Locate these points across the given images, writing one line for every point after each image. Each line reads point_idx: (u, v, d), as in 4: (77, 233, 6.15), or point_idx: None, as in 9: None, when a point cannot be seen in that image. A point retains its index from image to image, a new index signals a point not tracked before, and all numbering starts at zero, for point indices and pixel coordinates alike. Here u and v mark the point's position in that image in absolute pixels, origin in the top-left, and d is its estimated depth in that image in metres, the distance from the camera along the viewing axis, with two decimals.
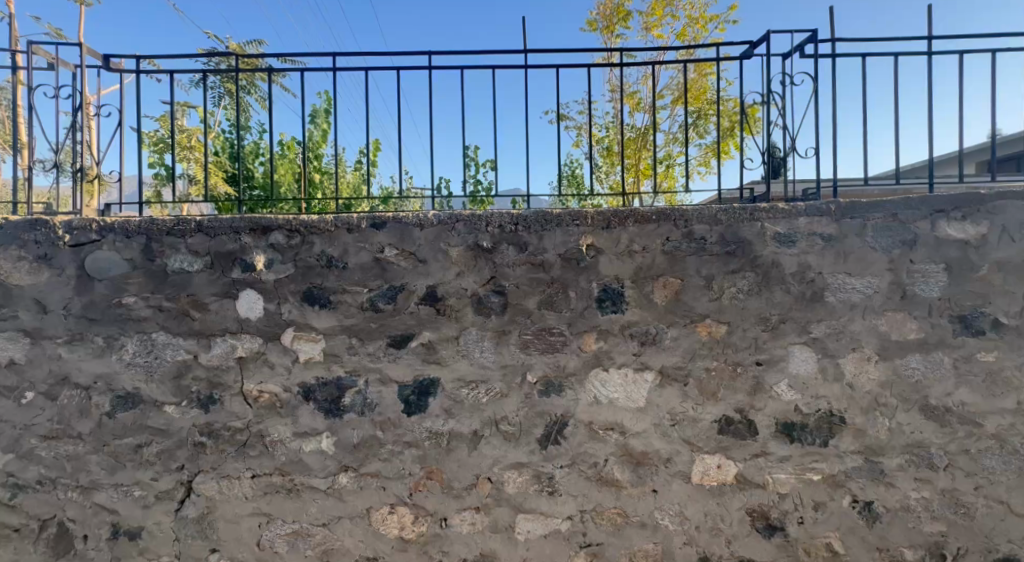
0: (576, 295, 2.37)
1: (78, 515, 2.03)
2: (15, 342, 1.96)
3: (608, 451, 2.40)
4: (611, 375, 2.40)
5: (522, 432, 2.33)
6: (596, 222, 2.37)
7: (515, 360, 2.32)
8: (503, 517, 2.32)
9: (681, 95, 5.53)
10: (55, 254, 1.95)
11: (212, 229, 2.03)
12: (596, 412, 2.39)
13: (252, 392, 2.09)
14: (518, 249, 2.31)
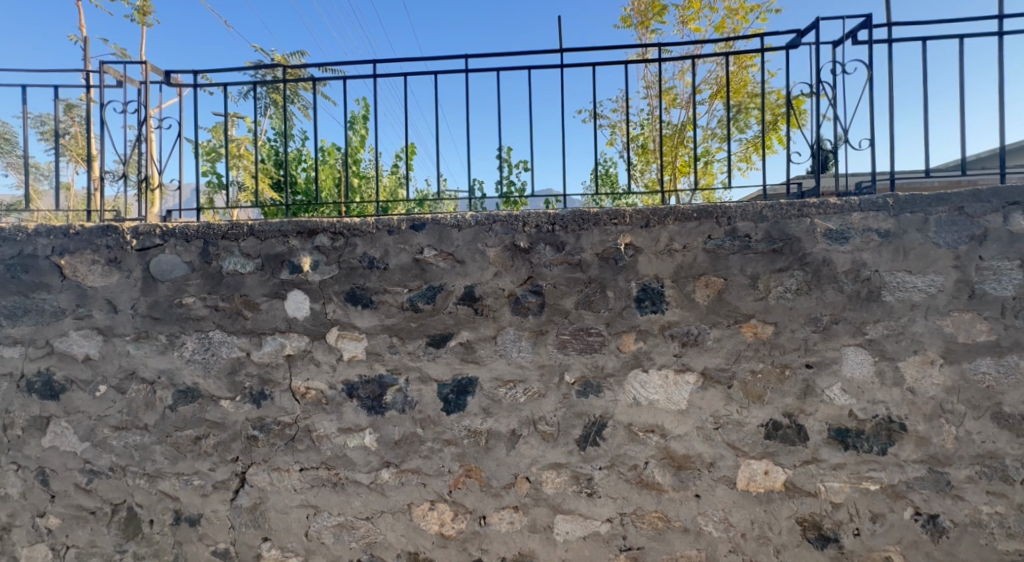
0: (614, 295, 2.36)
1: (145, 501, 2.15)
2: (90, 339, 2.10)
3: (648, 454, 2.37)
4: (651, 376, 2.38)
5: (560, 432, 2.34)
6: (635, 221, 2.35)
7: (552, 360, 2.33)
8: (541, 517, 2.34)
9: (721, 89, 5.37)
10: (123, 258, 2.10)
11: (263, 233, 2.15)
12: (636, 413, 2.37)
13: (300, 389, 2.19)
14: (555, 249, 2.32)
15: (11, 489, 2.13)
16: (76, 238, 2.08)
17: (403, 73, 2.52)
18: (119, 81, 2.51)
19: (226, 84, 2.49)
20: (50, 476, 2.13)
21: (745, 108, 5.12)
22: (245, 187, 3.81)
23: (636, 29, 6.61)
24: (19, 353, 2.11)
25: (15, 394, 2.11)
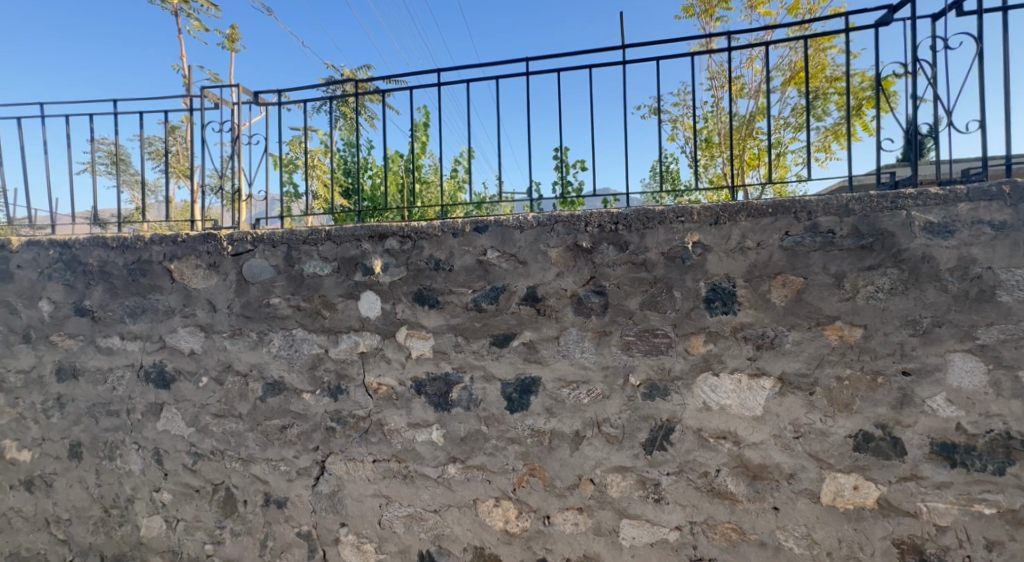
0: (681, 295, 2.29)
1: (240, 482, 2.34)
2: (194, 335, 2.35)
3: (720, 462, 2.27)
4: (722, 380, 2.27)
5: (625, 435, 2.30)
6: (703, 218, 2.27)
7: (616, 361, 2.31)
8: (606, 520, 2.31)
9: (794, 75, 5.00)
10: (221, 262, 2.34)
11: (338, 238, 2.31)
12: (706, 418, 2.28)
13: (372, 384, 2.32)
14: (618, 249, 2.30)
15: (132, 466, 2.37)
16: (182, 246, 2.35)
17: (466, 80, 2.59)
18: (217, 103, 2.79)
19: (306, 101, 2.69)
20: (163, 456, 2.36)
21: (824, 94, 4.73)
22: (318, 195, 3.99)
23: (699, 18, 6.33)
24: (138, 346, 2.37)
25: (136, 382, 2.37)
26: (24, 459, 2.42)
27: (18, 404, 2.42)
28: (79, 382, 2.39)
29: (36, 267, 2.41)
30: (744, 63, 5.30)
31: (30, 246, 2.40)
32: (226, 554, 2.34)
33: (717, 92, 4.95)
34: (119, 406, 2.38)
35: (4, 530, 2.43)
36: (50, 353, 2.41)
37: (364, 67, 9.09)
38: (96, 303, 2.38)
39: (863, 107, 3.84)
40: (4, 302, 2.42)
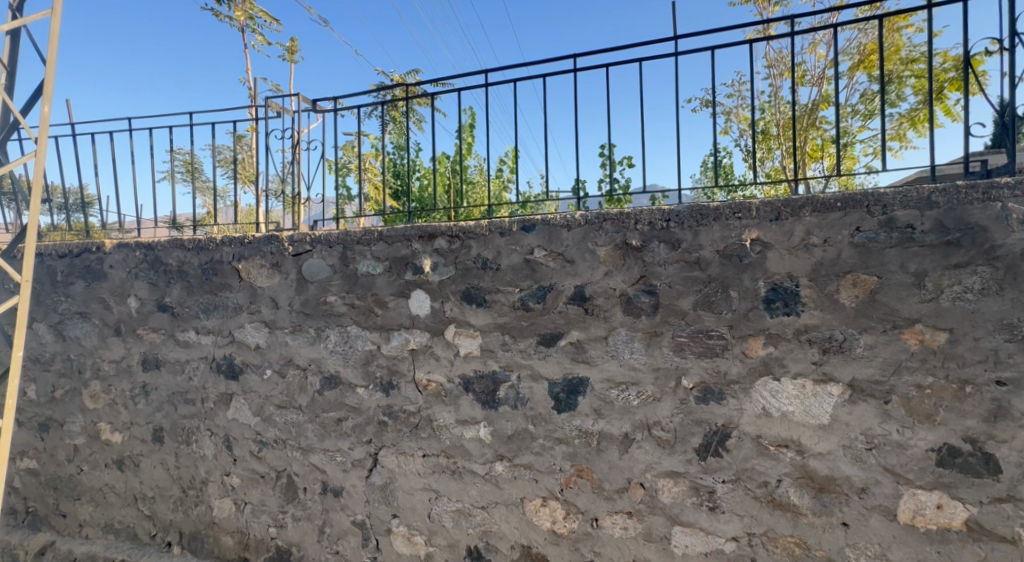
0: (738, 295, 2.17)
1: (300, 471, 2.46)
2: (259, 330, 2.50)
3: (781, 471, 2.14)
4: (783, 385, 2.14)
5: (677, 440, 2.22)
6: (763, 214, 2.14)
7: (668, 362, 2.23)
8: (657, 526, 2.24)
9: (863, 59, 4.59)
10: (283, 262, 2.46)
11: (390, 238, 2.37)
12: (766, 425, 2.15)
13: (422, 381, 2.37)
14: (669, 247, 2.22)
15: (206, 451, 2.55)
16: (249, 247, 2.49)
17: (514, 79, 2.58)
18: (280, 112, 2.94)
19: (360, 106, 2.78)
20: (233, 443, 2.52)
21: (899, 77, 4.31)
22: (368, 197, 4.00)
23: (757, 4, 5.99)
24: (211, 340, 2.55)
25: (209, 373, 2.55)
26: (116, 440, 2.66)
27: (111, 391, 2.67)
28: (161, 372, 2.60)
29: (125, 267, 2.63)
30: (805, 49, 4.91)
31: (120, 248, 2.64)
32: (288, 538, 2.47)
33: (777, 80, 4.61)
34: (195, 395, 2.57)
35: (99, 504, 2.68)
36: (136, 345, 2.63)
37: (409, 73, 9.49)
38: (174, 300, 2.58)
39: (945, 90, 3.43)
40: (100, 299, 2.67)
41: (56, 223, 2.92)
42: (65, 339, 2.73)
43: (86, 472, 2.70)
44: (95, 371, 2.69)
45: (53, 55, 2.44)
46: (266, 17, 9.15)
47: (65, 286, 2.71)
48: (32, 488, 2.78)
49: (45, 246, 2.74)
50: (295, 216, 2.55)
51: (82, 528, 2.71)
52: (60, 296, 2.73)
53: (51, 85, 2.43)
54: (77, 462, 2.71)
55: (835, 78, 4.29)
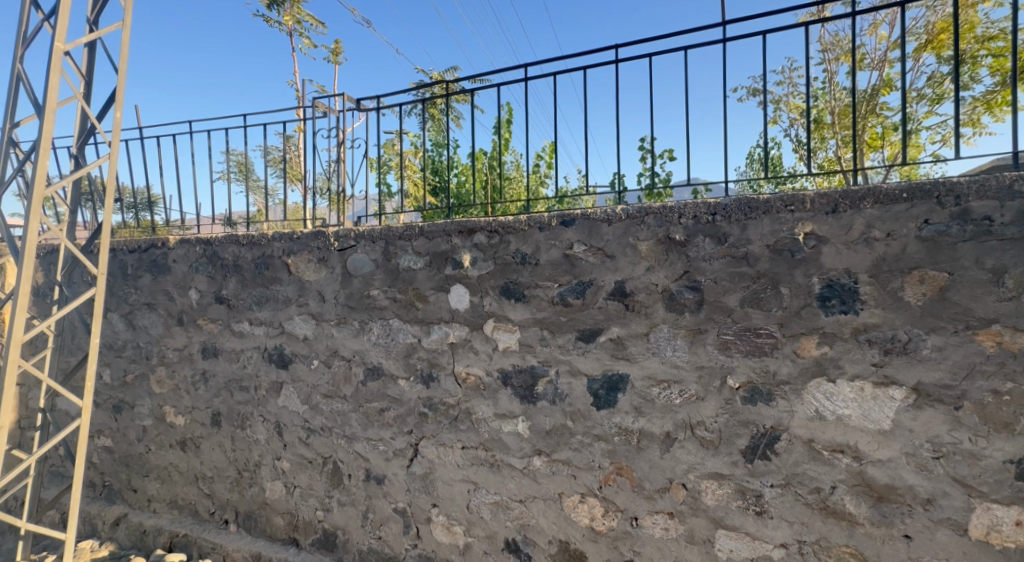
0: (789, 292, 2.06)
1: (345, 458, 2.56)
2: (307, 322, 2.60)
3: (835, 478, 2.02)
4: (838, 388, 2.01)
5: (721, 441, 2.15)
6: (818, 206, 2.03)
7: (712, 361, 2.16)
8: (700, 528, 2.18)
9: (929, 40, 4.25)
10: (329, 257, 2.55)
11: (430, 234, 2.42)
12: (819, 429, 2.04)
13: (462, 373, 2.41)
14: (715, 241, 2.14)
15: (259, 435, 2.69)
16: (298, 242, 2.60)
17: (553, 72, 2.53)
18: (326, 112, 3.03)
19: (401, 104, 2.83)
20: (283, 429, 2.65)
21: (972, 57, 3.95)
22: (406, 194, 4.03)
23: None
24: (263, 331, 2.68)
25: (262, 362, 2.69)
26: (180, 423, 2.85)
27: (174, 377, 2.86)
28: (219, 360, 2.77)
29: (187, 262, 2.81)
30: (864, 31, 4.59)
31: (182, 244, 2.81)
32: (334, 521, 2.57)
33: (834, 64, 4.32)
34: (249, 382, 2.71)
35: (165, 481, 2.88)
36: (197, 334, 2.81)
37: (451, 69, 9.67)
38: (230, 292, 2.73)
39: None
40: (164, 291, 2.86)
41: (127, 220, 3.15)
42: (135, 328, 2.95)
43: (154, 451, 2.91)
44: (161, 357, 2.89)
45: (124, 63, 2.60)
46: (312, 21, 9.51)
47: (134, 279, 2.92)
48: (108, 464, 3.02)
49: (117, 242, 2.96)
50: (339, 213, 2.69)
51: (150, 502, 2.92)
52: (130, 288, 2.93)
53: (123, 92, 2.60)
54: (146, 442, 2.93)
55: (898, 61, 3.99)
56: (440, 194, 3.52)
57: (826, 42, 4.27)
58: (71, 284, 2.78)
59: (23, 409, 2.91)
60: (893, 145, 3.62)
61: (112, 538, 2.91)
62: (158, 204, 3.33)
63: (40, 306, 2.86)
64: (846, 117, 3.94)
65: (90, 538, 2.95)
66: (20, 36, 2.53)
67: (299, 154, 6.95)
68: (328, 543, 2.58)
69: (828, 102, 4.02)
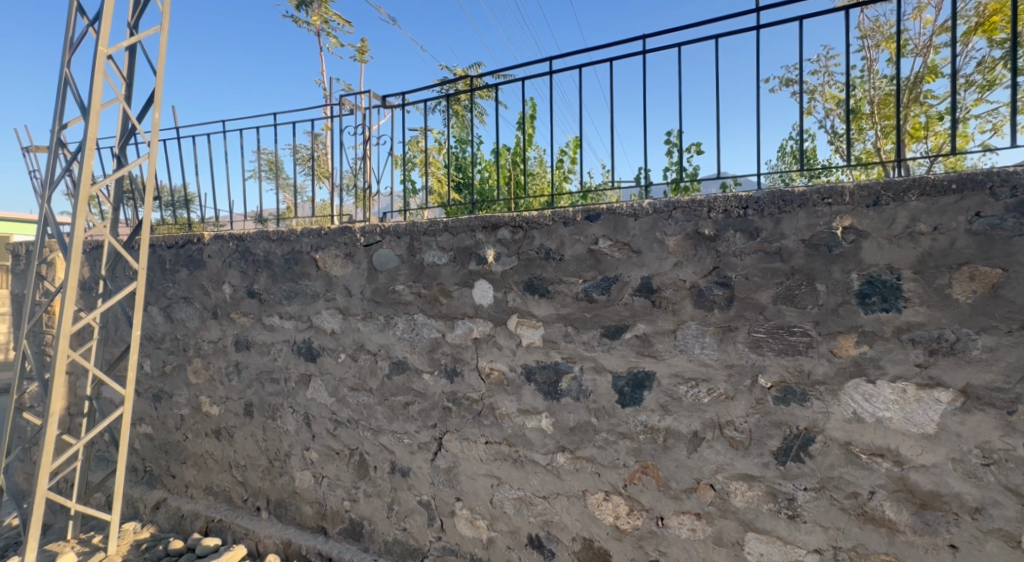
0: (826, 289, 1.99)
1: (371, 450, 2.61)
2: (334, 316, 2.66)
3: (874, 483, 1.93)
4: (878, 389, 1.93)
5: (752, 441, 2.09)
6: (858, 199, 1.94)
7: (743, 359, 2.10)
8: (729, 530, 2.13)
9: (979, 22, 4.02)
10: (355, 253, 2.60)
11: (455, 229, 2.44)
12: (857, 431, 1.96)
13: (485, 369, 2.42)
14: (746, 236, 2.08)
15: (288, 426, 2.77)
16: (325, 238, 2.66)
17: (579, 64, 2.50)
18: (353, 109, 3.08)
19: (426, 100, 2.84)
20: (312, 420, 2.72)
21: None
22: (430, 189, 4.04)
23: None
24: (292, 325, 2.76)
25: (291, 355, 2.76)
26: (214, 413, 2.96)
27: (209, 367, 2.97)
28: (250, 352, 2.86)
29: (221, 257, 2.91)
30: (907, 15, 4.38)
31: (216, 240, 2.91)
32: (360, 511, 2.63)
33: (876, 50, 4.13)
34: (279, 374, 2.79)
35: (201, 468, 3.00)
36: (230, 327, 2.90)
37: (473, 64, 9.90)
38: (261, 287, 2.81)
39: None
40: (200, 285, 2.97)
41: (165, 217, 3.28)
42: (173, 321, 3.07)
43: (191, 439, 3.03)
44: (197, 349, 3.00)
45: (162, 65, 2.71)
46: (340, 21, 9.68)
47: (172, 273, 3.04)
48: (148, 450, 3.16)
49: (156, 238, 3.09)
50: (365, 209, 2.75)
51: (187, 488, 3.05)
52: (168, 282, 3.06)
53: (161, 93, 2.71)
54: (183, 430, 3.05)
55: (943, 46, 3.78)
56: (463, 190, 3.52)
57: (866, 27, 4.08)
58: (114, 278, 2.92)
59: (71, 396, 3.07)
60: (939, 134, 3.44)
61: (152, 521, 3.05)
62: (193, 201, 3.46)
63: (85, 299, 2.99)
64: (886, 105, 3.75)
65: (133, 520, 3.10)
66: (67, 42, 2.67)
67: (326, 152, 7.09)
68: (355, 532, 2.64)
69: (867, 91, 3.84)
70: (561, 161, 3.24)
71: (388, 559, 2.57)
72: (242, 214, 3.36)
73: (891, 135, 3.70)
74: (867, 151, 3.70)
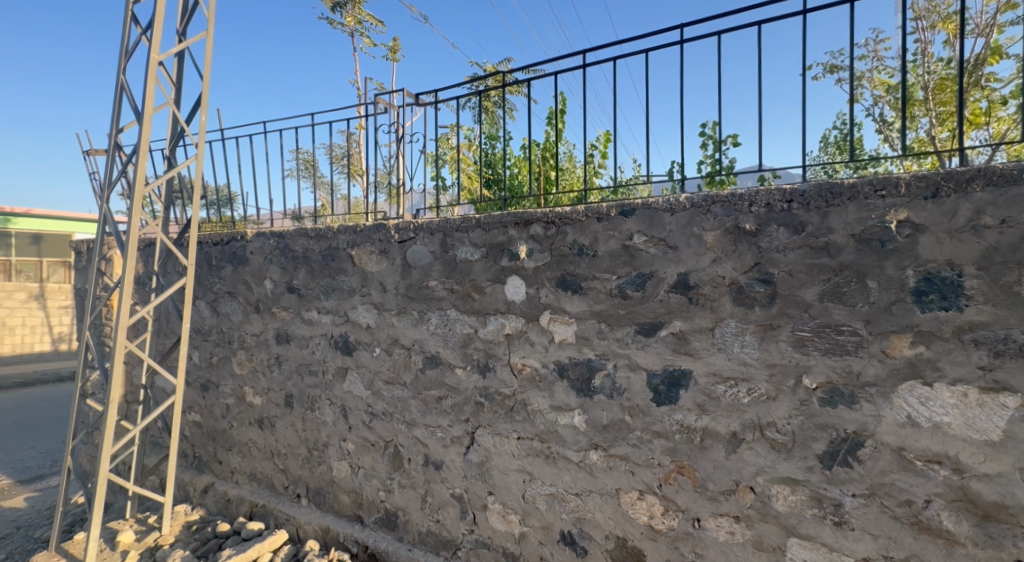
0: (877, 286, 1.88)
1: (405, 442, 2.66)
2: (370, 311, 2.73)
3: (931, 492, 1.81)
4: (936, 392, 1.80)
5: (795, 444, 2.00)
6: (914, 191, 1.83)
7: (785, 359, 2.01)
8: (770, 535, 2.04)
9: None
10: (390, 249, 2.66)
11: (487, 226, 2.45)
12: (911, 437, 1.84)
13: (517, 365, 2.43)
14: (790, 231, 1.99)
15: (326, 417, 2.86)
16: (361, 235, 2.73)
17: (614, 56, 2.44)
18: (388, 108, 3.13)
19: (458, 97, 2.85)
20: (348, 412, 2.80)
21: None
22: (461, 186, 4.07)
23: None
24: (330, 319, 2.84)
25: (328, 349, 2.85)
26: (257, 403, 3.09)
27: (253, 359, 3.10)
28: (291, 345, 2.97)
29: (262, 254, 3.02)
30: None
31: (258, 237, 3.03)
32: (395, 502, 2.69)
33: (933, 30, 3.86)
34: (317, 366, 2.88)
35: (246, 455, 3.14)
36: (271, 321, 3.02)
37: (505, 60, 10.03)
38: (300, 282, 2.91)
39: None
40: (244, 280, 3.10)
41: (211, 216, 3.44)
42: (219, 314, 3.22)
43: (236, 427, 3.17)
44: (241, 342, 3.14)
45: (208, 69, 2.84)
46: (373, 20, 9.85)
47: (217, 269, 3.19)
48: (198, 437, 3.33)
49: (204, 236, 3.25)
50: (398, 206, 2.85)
51: (233, 474, 3.19)
52: (214, 278, 3.21)
53: (208, 97, 2.84)
54: (229, 419, 3.20)
55: (1008, 25, 3.48)
56: (494, 187, 3.51)
57: (921, 6, 3.80)
58: (166, 273, 3.09)
59: (127, 385, 3.29)
60: (1001, 121, 3.20)
61: (201, 504, 3.22)
62: (236, 200, 3.61)
63: (140, 294, 3.19)
64: (943, 90, 3.49)
65: (183, 503, 3.28)
66: (122, 50, 2.83)
67: (360, 152, 7.24)
68: (390, 522, 2.70)
69: (921, 75, 3.58)
70: (592, 156, 3.19)
71: (421, 549, 2.62)
72: (281, 212, 3.47)
73: (947, 122, 3.43)
74: (919, 139, 3.44)
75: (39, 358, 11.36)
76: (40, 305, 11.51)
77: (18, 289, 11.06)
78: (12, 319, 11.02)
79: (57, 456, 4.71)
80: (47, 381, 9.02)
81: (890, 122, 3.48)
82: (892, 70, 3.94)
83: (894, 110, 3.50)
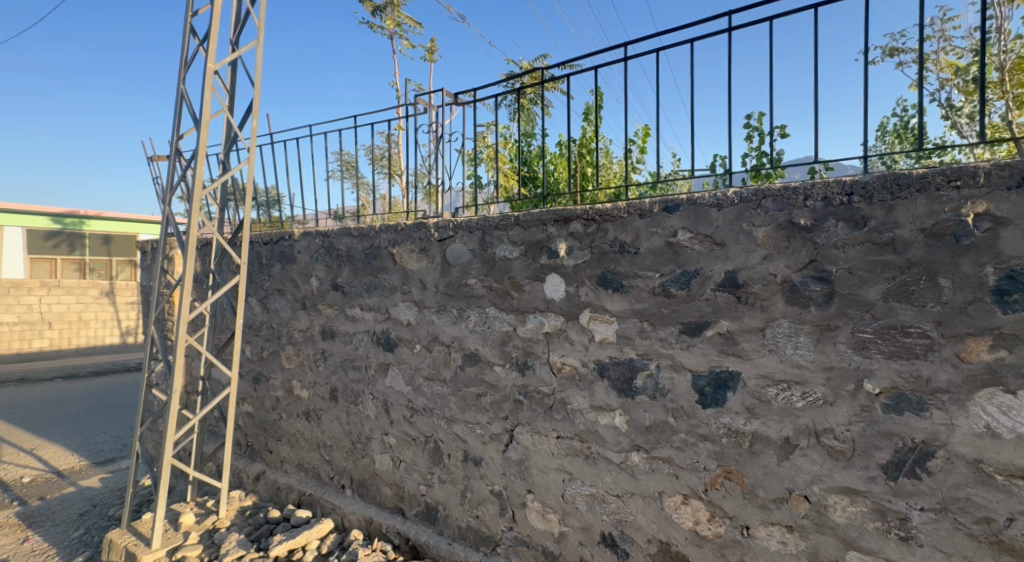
0: (951, 285, 1.71)
1: (445, 438, 2.70)
2: (410, 309, 2.78)
3: (1013, 508, 1.65)
4: (1020, 401, 1.63)
5: (854, 452, 1.86)
6: (995, 182, 1.65)
7: (844, 362, 1.87)
8: (826, 547, 1.92)
9: None
10: (430, 248, 2.69)
11: (526, 223, 2.43)
12: (990, 448, 1.67)
13: (556, 363, 2.40)
14: (850, 226, 1.85)
15: (369, 411, 2.94)
16: (402, 234, 2.78)
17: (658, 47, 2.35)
18: (428, 107, 3.15)
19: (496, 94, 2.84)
20: (390, 407, 2.86)
21: None
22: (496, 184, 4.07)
23: None
24: (372, 316, 2.91)
25: (371, 345, 2.93)
26: (305, 396, 3.21)
27: (300, 354, 3.22)
28: (335, 341, 3.06)
29: (309, 253, 3.14)
30: None
31: (305, 237, 3.14)
32: (435, 496, 2.73)
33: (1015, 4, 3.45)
34: (360, 362, 2.97)
35: (295, 445, 3.28)
36: (317, 317, 3.13)
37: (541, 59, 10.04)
38: (345, 280, 3.00)
39: None
40: (292, 279, 3.23)
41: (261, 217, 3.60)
42: (269, 311, 3.38)
43: (286, 419, 3.32)
44: (289, 337, 3.28)
45: (259, 77, 2.96)
46: (411, 22, 9.97)
47: (267, 267, 3.34)
48: (250, 427, 3.51)
49: (255, 237, 3.41)
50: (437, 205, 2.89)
51: (283, 463, 3.34)
52: (265, 276, 3.36)
53: (258, 103, 2.96)
54: (279, 410, 3.35)
55: None
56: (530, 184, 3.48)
57: None
58: (221, 272, 3.27)
59: (187, 376, 3.53)
60: None
61: (255, 490, 3.39)
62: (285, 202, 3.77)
63: (198, 291, 3.40)
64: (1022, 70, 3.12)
65: (238, 488, 3.46)
66: (182, 61, 3.00)
67: (398, 153, 7.48)
68: (430, 515, 2.75)
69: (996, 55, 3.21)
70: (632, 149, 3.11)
71: (461, 543, 2.65)
72: (325, 213, 3.60)
73: None
74: (993, 125, 3.09)
75: (110, 350, 12.40)
76: (110, 300, 12.47)
77: (91, 286, 12.10)
78: (87, 313, 12.02)
79: (125, 440, 5.11)
80: (116, 370, 9.82)
81: (959, 107, 3.14)
82: (964, 49, 3.57)
83: (964, 93, 3.14)
